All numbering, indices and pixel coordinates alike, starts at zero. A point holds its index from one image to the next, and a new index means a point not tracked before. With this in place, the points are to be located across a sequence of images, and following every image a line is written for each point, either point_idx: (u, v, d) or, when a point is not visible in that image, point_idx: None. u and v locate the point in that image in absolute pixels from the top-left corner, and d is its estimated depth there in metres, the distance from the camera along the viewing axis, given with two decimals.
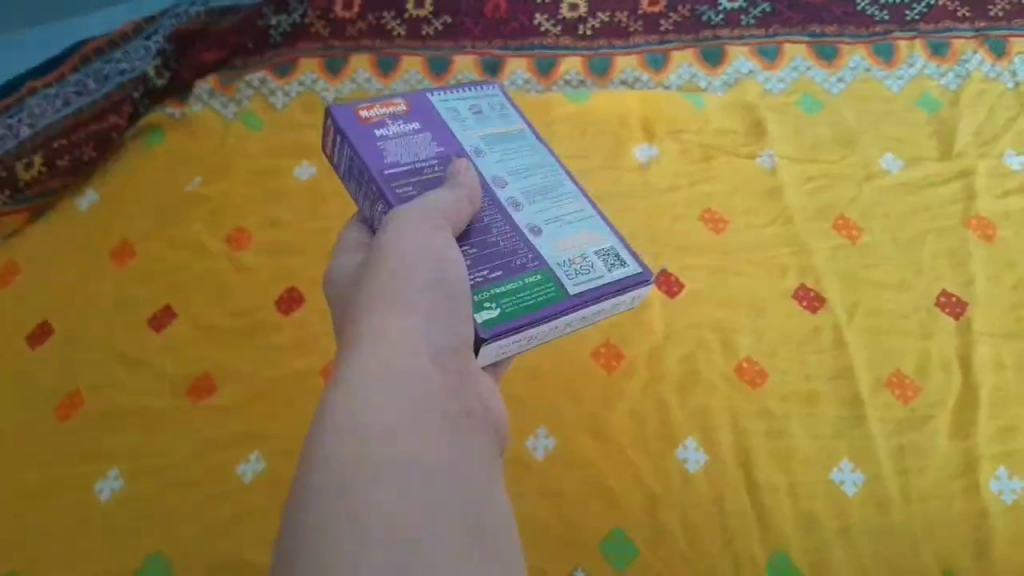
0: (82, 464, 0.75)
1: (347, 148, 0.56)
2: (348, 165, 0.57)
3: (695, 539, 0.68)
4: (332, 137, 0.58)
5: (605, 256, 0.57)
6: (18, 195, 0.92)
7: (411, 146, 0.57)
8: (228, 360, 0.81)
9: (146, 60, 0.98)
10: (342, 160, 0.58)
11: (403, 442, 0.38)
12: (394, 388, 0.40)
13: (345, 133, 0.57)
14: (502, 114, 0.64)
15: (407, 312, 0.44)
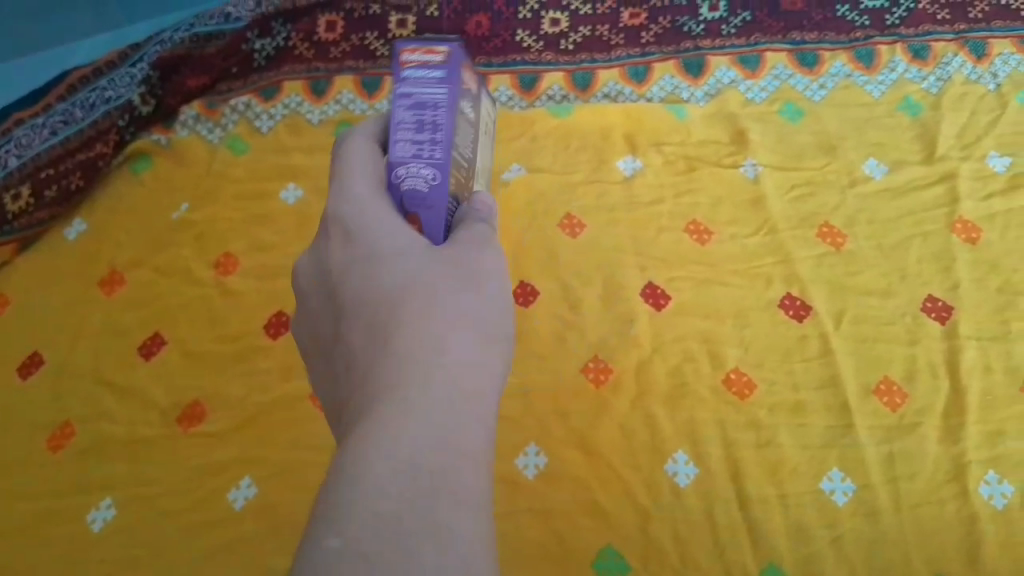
0: (74, 494, 0.76)
1: (437, 88, 0.50)
2: (423, 96, 0.50)
3: (685, 552, 0.68)
4: (432, 62, 0.51)
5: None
6: (4, 227, 0.92)
7: (467, 133, 0.52)
8: (217, 386, 0.81)
9: (131, 89, 0.98)
10: (422, 85, 0.50)
11: (481, 472, 0.35)
12: (483, 413, 0.38)
13: (450, 77, 0.51)
14: (486, 157, 0.61)
15: (494, 344, 0.42)
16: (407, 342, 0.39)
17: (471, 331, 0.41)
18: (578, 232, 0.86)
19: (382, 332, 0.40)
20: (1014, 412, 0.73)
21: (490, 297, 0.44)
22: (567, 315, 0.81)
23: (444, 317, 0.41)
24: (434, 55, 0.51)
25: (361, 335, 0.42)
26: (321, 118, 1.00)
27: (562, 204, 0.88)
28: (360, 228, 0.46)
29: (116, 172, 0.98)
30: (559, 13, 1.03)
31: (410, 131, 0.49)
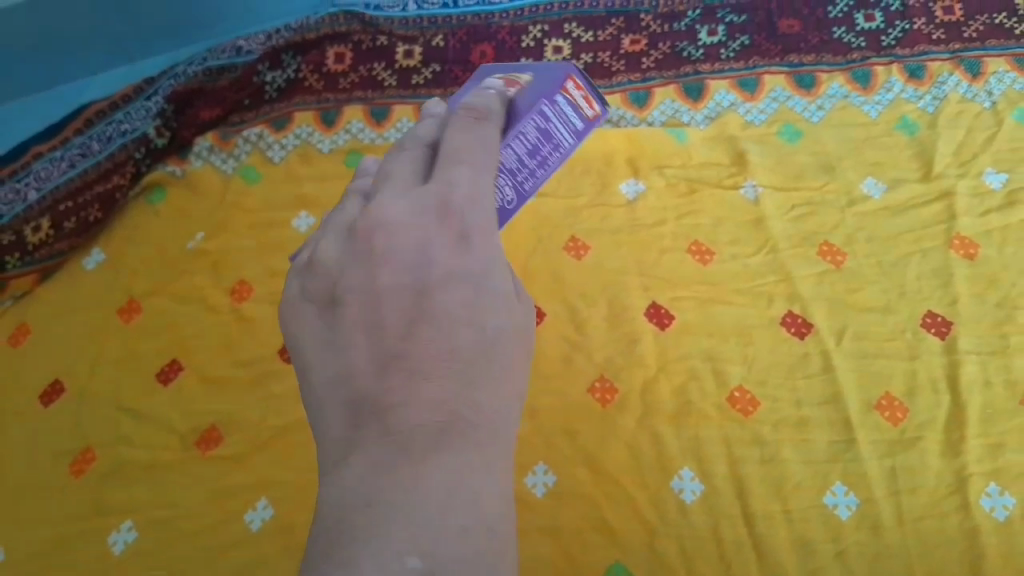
0: (96, 518, 0.78)
1: (571, 135, 0.54)
2: (556, 130, 0.53)
3: (692, 567, 0.69)
4: (582, 111, 0.55)
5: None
6: (27, 258, 0.95)
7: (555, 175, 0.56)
8: (233, 411, 0.83)
9: (147, 121, 1.02)
10: (562, 123, 0.53)
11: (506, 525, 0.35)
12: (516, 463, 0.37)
13: (583, 136, 0.55)
14: None
15: None
16: (484, 398, 0.35)
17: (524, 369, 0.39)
18: (583, 254, 0.88)
19: (461, 357, 0.35)
20: (1014, 424, 0.75)
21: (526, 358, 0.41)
22: (573, 336, 0.83)
23: (516, 376, 0.37)
24: (588, 107, 0.55)
25: (432, 337, 0.35)
26: (331, 147, 1.02)
27: (566, 227, 0.90)
28: (459, 202, 0.38)
29: (132, 203, 1.00)
30: (562, 41, 1.07)
31: (527, 142, 0.52)
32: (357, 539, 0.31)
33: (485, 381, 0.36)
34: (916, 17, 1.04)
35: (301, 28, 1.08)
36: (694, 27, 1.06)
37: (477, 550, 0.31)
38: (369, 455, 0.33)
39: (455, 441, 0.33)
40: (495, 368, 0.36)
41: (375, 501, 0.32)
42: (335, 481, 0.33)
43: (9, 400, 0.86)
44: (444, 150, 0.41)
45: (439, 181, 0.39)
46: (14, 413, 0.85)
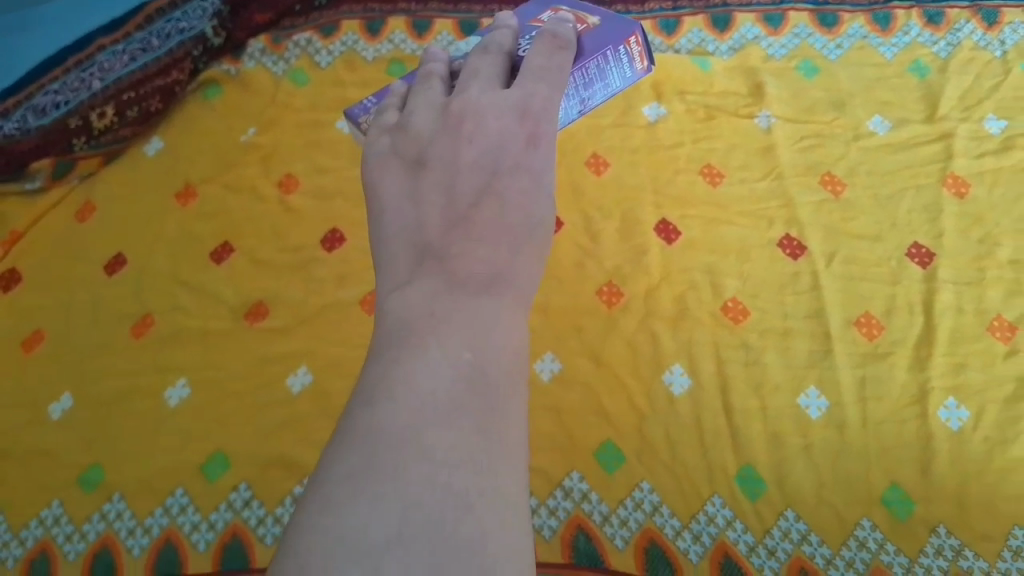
0: (152, 375, 0.88)
1: (620, 79, 0.62)
2: (610, 72, 0.61)
3: (675, 450, 0.79)
4: (638, 63, 0.63)
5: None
6: (93, 141, 1.05)
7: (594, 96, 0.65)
8: (277, 291, 0.93)
9: (204, 21, 1.09)
10: (619, 68, 0.61)
11: None
12: None
13: (630, 81, 0.64)
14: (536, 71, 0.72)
15: None
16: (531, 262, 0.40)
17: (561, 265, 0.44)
18: (603, 170, 0.96)
19: (517, 228, 0.41)
20: (977, 347, 0.83)
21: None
22: (586, 244, 0.91)
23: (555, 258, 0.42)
24: (640, 61, 0.63)
25: (497, 206, 0.41)
26: (375, 56, 1.09)
27: (589, 144, 0.98)
28: (535, 109, 0.45)
29: (190, 97, 1.09)
30: None
31: (588, 78, 0.59)
32: (417, 343, 0.35)
33: (532, 253, 0.41)
34: None
35: None
36: None
37: (514, 372, 0.35)
38: (431, 284, 0.38)
39: (504, 289, 0.38)
40: (540, 246, 0.41)
41: (435, 316, 0.36)
42: (399, 301, 0.38)
43: (77, 269, 0.96)
44: (527, 68, 0.48)
45: (521, 89, 0.46)
46: (81, 280, 0.95)
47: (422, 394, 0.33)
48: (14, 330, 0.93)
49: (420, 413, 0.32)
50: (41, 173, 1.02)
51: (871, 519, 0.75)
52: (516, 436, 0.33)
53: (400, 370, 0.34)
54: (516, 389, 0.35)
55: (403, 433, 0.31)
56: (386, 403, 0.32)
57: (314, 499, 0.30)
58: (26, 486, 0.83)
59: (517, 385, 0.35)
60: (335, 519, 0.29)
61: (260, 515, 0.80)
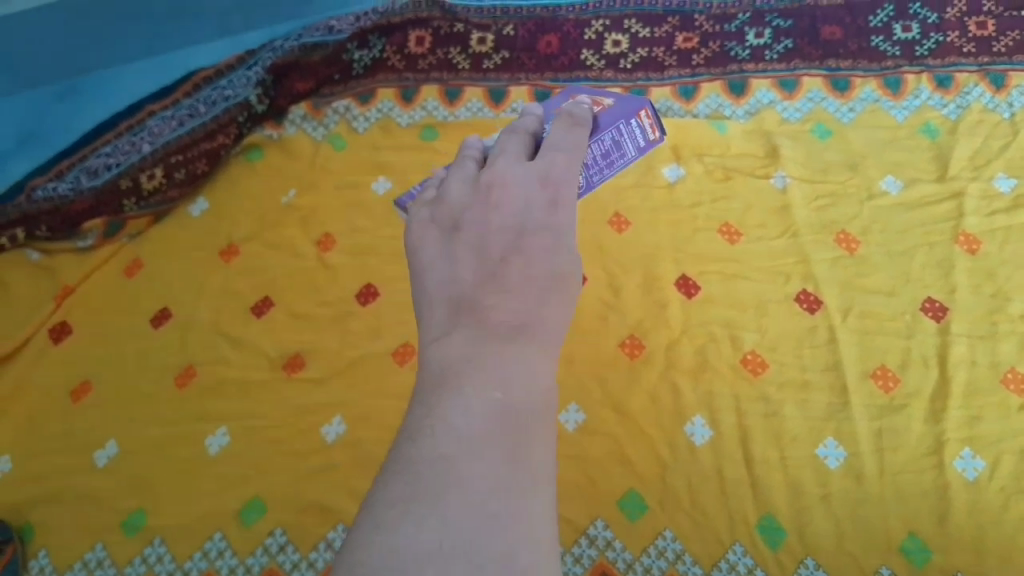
0: (194, 424, 0.93)
1: (635, 149, 0.66)
2: (625, 143, 0.65)
3: (696, 498, 0.81)
4: (649, 133, 0.66)
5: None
6: (142, 203, 1.10)
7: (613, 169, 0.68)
8: (314, 344, 0.97)
9: (248, 89, 1.14)
10: (631, 138, 0.65)
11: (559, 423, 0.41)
12: None
13: (646, 152, 0.66)
14: None
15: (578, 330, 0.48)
16: (556, 312, 0.43)
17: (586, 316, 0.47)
18: (624, 228, 1.00)
19: (541, 281, 0.44)
20: (993, 400, 0.85)
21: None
22: (609, 299, 0.95)
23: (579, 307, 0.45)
24: (651, 132, 0.66)
25: (523, 264, 0.45)
26: (409, 122, 1.16)
27: (611, 204, 1.02)
28: (557, 174, 0.50)
29: (233, 159, 1.15)
30: (621, 36, 1.17)
31: (602, 149, 0.64)
32: (454, 385, 0.38)
33: (558, 303, 0.44)
34: (950, 30, 1.12)
35: (387, 12, 1.19)
36: (743, 29, 1.15)
37: (540, 413, 0.38)
38: (465, 333, 0.41)
39: (531, 336, 0.41)
40: (565, 297, 0.44)
41: (468, 361, 0.39)
42: (437, 352, 0.41)
43: (125, 322, 1.02)
44: (548, 143, 0.53)
45: (542, 161, 0.51)
46: (128, 333, 1.01)
47: (457, 431, 0.36)
48: (65, 379, 0.98)
49: (455, 447, 0.35)
50: (91, 234, 1.09)
51: (890, 567, 0.77)
52: (542, 471, 0.36)
53: (439, 410, 0.37)
54: (542, 428, 0.38)
55: (440, 464, 0.34)
56: (426, 439, 0.35)
57: (364, 525, 0.33)
58: (72, 529, 0.87)
59: (542, 425, 0.38)
60: (378, 541, 0.31)
61: (294, 560, 0.83)
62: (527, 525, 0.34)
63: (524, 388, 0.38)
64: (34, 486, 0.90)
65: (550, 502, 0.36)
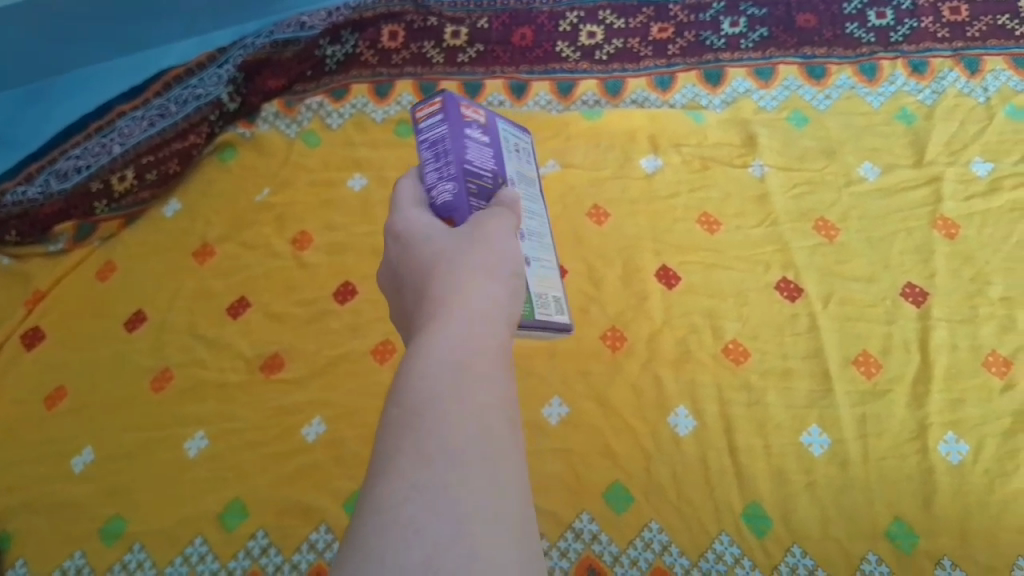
0: (172, 427, 0.91)
1: (443, 128, 0.62)
2: (435, 143, 0.62)
3: (681, 489, 0.81)
4: (434, 110, 0.63)
5: (556, 302, 0.64)
6: (114, 204, 1.08)
7: (486, 158, 0.63)
8: (292, 344, 0.96)
9: (220, 87, 1.13)
10: (432, 133, 0.62)
11: (506, 388, 0.39)
12: (503, 343, 0.42)
13: (449, 117, 0.62)
14: (532, 166, 0.70)
15: (501, 280, 0.46)
16: (438, 310, 0.42)
17: (492, 281, 0.45)
18: (604, 221, 0.99)
19: (424, 307, 0.44)
20: (974, 382, 0.85)
21: (507, 273, 0.47)
22: (590, 291, 0.94)
23: (470, 286, 0.44)
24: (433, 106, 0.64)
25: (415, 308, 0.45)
26: (384, 117, 1.14)
27: (591, 197, 1.02)
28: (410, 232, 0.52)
29: (206, 159, 1.13)
30: (596, 27, 1.17)
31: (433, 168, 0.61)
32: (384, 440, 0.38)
33: (441, 303, 0.43)
34: (925, 16, 1.12)
35: (359, 7, 1.18)
36: (719, 18, 1.15)
37: (442, 394, 0.36)
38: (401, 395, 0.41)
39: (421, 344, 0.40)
40: (447, 292, 0.44)
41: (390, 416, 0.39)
42: None
43: (100, 325, 0.99)
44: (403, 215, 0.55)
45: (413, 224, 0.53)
46: (103, 336, 0.99)
47: (375, 465, 0.34)
48: (38, 385, 0.95)
49: (372, 477, 0.34)
50: (62, 239, 1.06)
51: (877, 552, 0.76)
52: (465, 442, 0.34)
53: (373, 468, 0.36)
54: (450, 407, 0.36)
55: (362, 502, 0.33)
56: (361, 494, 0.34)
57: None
58: (49, 538, 0.85)
59: (445, 404, 0.36)
60: None
61: (277, 562, 0.82)
62: (446, 507, 0.31)
63: (413, 387, 0.37)
64: (8, 495, 0.87)
65: (477, 470, 0.33)
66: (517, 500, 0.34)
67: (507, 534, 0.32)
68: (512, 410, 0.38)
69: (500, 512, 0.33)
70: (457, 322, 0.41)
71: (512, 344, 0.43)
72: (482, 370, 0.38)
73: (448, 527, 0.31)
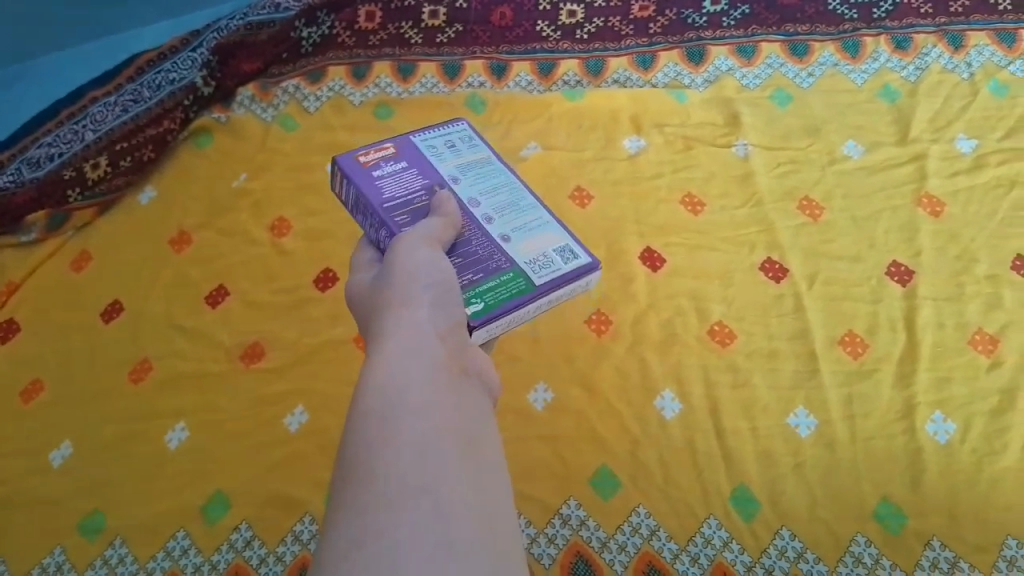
0: (152, 419, 0.89)
1: (354, 191, 0.65)
2: (359, 211, 0.65)
3: (668, 472, 0.80)
4: (339, 183, 0.67)
5: (562, 252, 0.67)
6: (87, 192, 1.05)
7: (407, 182, 0.67)
8: (273, 333, 0.94)
9: (194, 72, 1.11)
10: (353, 206, 0.66)
11: (437, 410, 0.42)
12: (431, 368, 0.45)
13: (351, 178, 0.65)
14: (479, 149, 0.74)
15: (422, 309, 0.49)
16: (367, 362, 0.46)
17: (414, 315, 0.49)
18: (587, 203, 0.98)
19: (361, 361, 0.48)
20: (960, 361, 0.85)
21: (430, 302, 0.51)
22: None
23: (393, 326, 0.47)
24: (337, 185, 0.68)
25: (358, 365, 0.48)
26: (362, 100, 1.12)
27: (573, 178, 1.00)
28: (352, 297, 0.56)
29: (181, 144, 1.10)
30: (576, 6, 1.15)
31: (370, 231, 0.64)
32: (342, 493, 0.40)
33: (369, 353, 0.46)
34: None
35: None
36: None
37: (371, 437, 0.39)
38: None
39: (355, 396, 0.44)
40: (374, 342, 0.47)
41: None
42: None
43: (75, 316, 0.97)
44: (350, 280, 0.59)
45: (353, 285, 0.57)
46: (78, 328, 0.96)
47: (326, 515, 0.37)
48: (12, 378, 0.93)
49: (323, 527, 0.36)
50: (36, 229, 1.03)
51: (865, 534, 0.76)
52: (395, 470, 0.37)
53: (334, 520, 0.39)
54: (380, 443, 0.39)
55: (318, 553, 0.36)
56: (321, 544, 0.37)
57: None
58: (26, 534, 0.83)
59: (375, 442, 0.39)
60: None
61: (261, 555, 0.81)
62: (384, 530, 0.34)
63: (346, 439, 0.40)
64: None
65: (411, 491, 0.36)
66: (461, 509, 0.37)
67: (450, 544, 0.35)
68: (448, 427, 0.41)
69: (444, 523, 0.35)
70: (380, 364, 0.44)
71: (443, 364, 0.46)
72: (407, 403, 0.41)
73: (394, 546, 0.33)
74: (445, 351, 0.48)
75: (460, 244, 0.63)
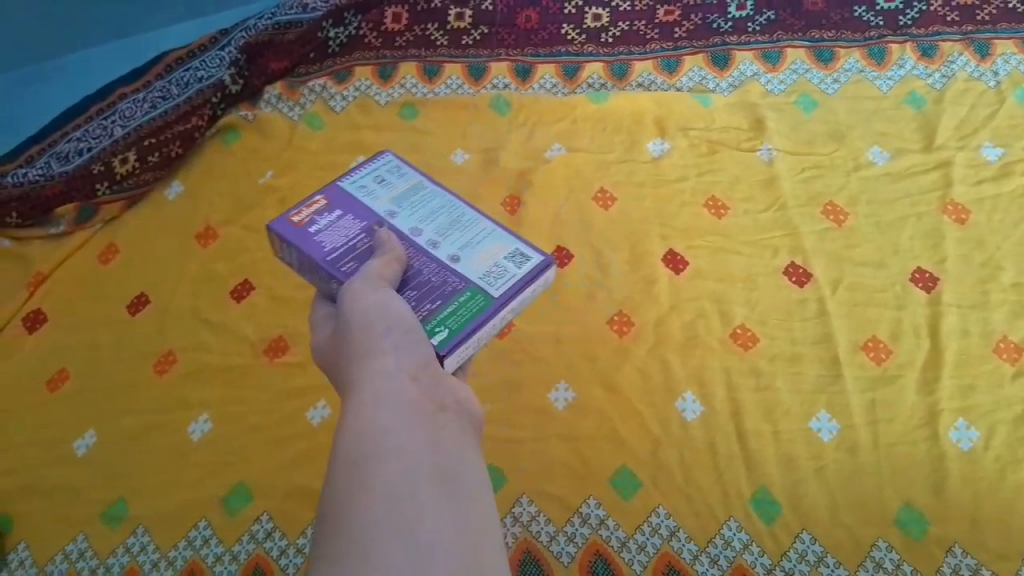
0: (176, 411, 0.90)
1: (297, 253, 0.66)
2: (310, 272, 0.66)
3: (689, 473, 0.80)
4: (280, 246, 0.67)
5: (512, 257, 0.67)
6: (116, 186, 1.07)
7: (345, 229, 0.67)
8: (296, 328, 0.95)
9: (222, 70, 1.12)
10: (302, 266, 0.66)
11: (413, 452, 0.43)
12: (405, 411, 0.46)
13: (289, 240, 0.66)
14: (408, 176, 0.74)
15: (391, 355, 0.51)
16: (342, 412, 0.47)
17: (384, 362, 0.50)
18: (610, 205, 0.99)
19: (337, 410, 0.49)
20: (985, 369, 0.84)
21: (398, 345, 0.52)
22: (596, 276, 0.93)
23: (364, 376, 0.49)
24: (280, 250, 0.68)
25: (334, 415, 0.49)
26: (388, 100, 1.13)
27: (596, 180, 1.01)
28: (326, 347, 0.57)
29: (208, 141, 1.12)
30: (601, 10, 1.16)
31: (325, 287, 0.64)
32: None
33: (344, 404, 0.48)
34: None
35: None
36: None
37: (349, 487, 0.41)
38: None
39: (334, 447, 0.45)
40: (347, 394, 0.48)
41: None
42: None
43: (102, 308, 0.98)
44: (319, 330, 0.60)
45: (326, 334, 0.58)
46: (105, 319, 0.98)
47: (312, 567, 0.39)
48: (39, 368, 0.94)
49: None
50: (65, 222, 1.05)
51: (887, 539, 0.76)
52: (374, 516, 0.39)
53: None
54: (359, 492, 0.40)
55: None
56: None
57: None
58: (51, 521, 0.84)
59: (353, 492, 0.40)
60: None
61: (281, 546, 0.81)
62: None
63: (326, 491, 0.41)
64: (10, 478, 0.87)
65: (390, 536, 0.38)
66: (442, 549, 0.38)
67: None
68: (425, 468, 0.43)
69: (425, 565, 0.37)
70: (354, 417, 0.45)
71: (415, 403, 0.47)
72: (382, 449, 0.42)
73: None
74: (417, 390, 0.49)
75: (410, 280, 0.63)
